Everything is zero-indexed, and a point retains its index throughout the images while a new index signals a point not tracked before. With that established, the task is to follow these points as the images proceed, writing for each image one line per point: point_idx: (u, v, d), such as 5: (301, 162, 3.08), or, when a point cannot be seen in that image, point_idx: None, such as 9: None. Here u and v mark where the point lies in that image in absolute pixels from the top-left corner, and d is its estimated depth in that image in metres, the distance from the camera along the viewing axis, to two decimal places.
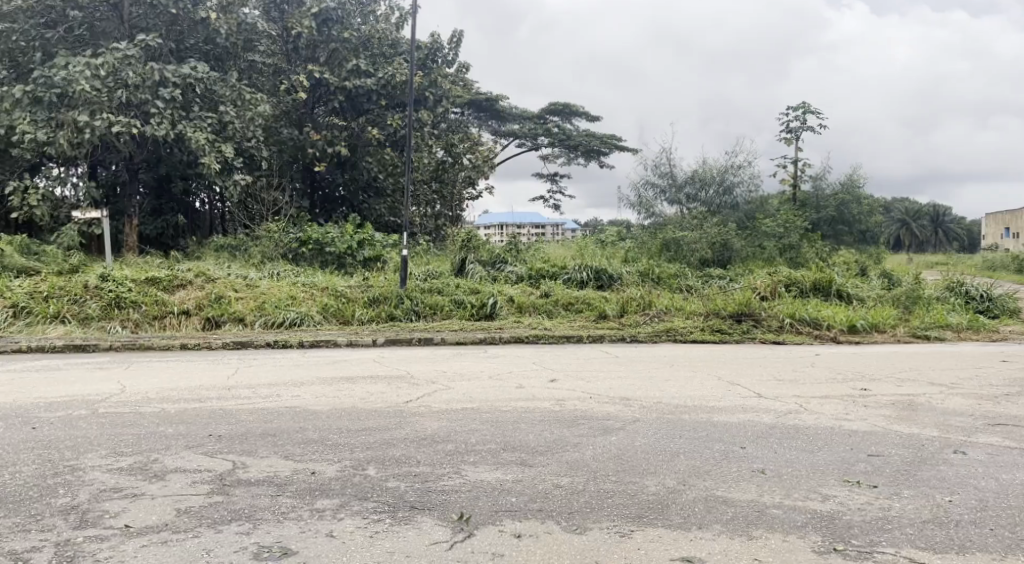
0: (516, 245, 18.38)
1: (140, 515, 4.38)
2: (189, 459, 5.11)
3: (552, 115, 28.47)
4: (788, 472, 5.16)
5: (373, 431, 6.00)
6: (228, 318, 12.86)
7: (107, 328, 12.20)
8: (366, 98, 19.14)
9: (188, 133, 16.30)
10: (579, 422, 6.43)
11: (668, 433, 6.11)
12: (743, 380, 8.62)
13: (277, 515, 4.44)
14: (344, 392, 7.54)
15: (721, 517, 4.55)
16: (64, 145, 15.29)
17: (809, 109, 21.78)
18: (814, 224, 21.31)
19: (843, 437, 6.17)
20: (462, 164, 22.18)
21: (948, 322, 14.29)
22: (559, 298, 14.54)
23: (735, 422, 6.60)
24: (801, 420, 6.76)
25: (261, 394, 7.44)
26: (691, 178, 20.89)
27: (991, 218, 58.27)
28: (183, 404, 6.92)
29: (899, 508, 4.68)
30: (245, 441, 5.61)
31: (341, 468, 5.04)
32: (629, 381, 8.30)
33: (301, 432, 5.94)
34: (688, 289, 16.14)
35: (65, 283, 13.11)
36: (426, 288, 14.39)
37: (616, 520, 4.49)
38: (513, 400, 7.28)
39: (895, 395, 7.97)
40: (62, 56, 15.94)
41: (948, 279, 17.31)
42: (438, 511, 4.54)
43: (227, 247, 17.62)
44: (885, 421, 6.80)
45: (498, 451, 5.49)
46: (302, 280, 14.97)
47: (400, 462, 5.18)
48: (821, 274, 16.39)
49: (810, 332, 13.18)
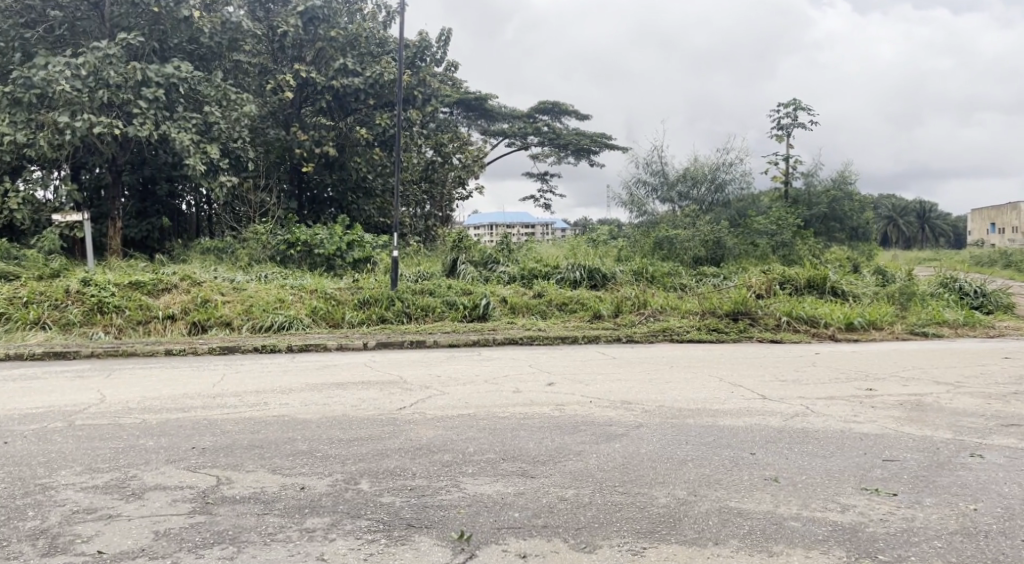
0: (507, 244, 18.09)
1: (116, 538, 4.09)
2: (170, 475, 4.82)
3: (541, 114, 28.20)
4: (804, 480, 4.91)
5: (365, 441, 5.71)
6: (214, 322, 12.55)
7: (89, 334, 11.89)
8: (354, 98, 18.82)
9: (172, 134, 15.99)
10: (580, 428, 6.17)
11: (673, 439, 5.85)
12: (746, 382, 8.38)
13: (264, 536, 4.16)
14: (334, 400, 7.24)
15: (737, 531, 4.30)
16: (45, 147, 15.01)
17: (800, 105, 21.60)
18: (807, 221, 21.08)
19: (855, 441, 5.93)
20: (450, 163, 21.90)
21: (945, 319, 14.11)
22: (553, 298, 14.29)
23: (742, 426, 6.35)
24: (810, 423, 6.51)
25: (247, 402, 7.13)
26: (682, 176, 20.67)
27: (978, 213, 58.38)
28: (166, 415, 6.61)
29: (923, 518, 4.43)
30: (229, 454, 5.32)
31: (332, 482, 4.76)
32: (629, 384, 8.04)
33: (290, 443, 5.65)
34: (682, 287, 15.93)
35: (46, 288, 12.78)
36: (417, 289, 14.14)
37: (627, 537, 4.23)
38: (510, 406, 7.01)
39: (903, 396, 7.73)
40: (42, 56, 15.59)
41: (941, 275, 17.15)
42: (437, 529, 4.26)
43: (213, 250, 17.29)
44: (896, 423, 6.56)
45: (497, 461, 5.22)
46: (290, 282, 14.66)
47: (395, 475, 4.91)
48: (816, 271, 16.17)
49: (808, 331, 12.95)
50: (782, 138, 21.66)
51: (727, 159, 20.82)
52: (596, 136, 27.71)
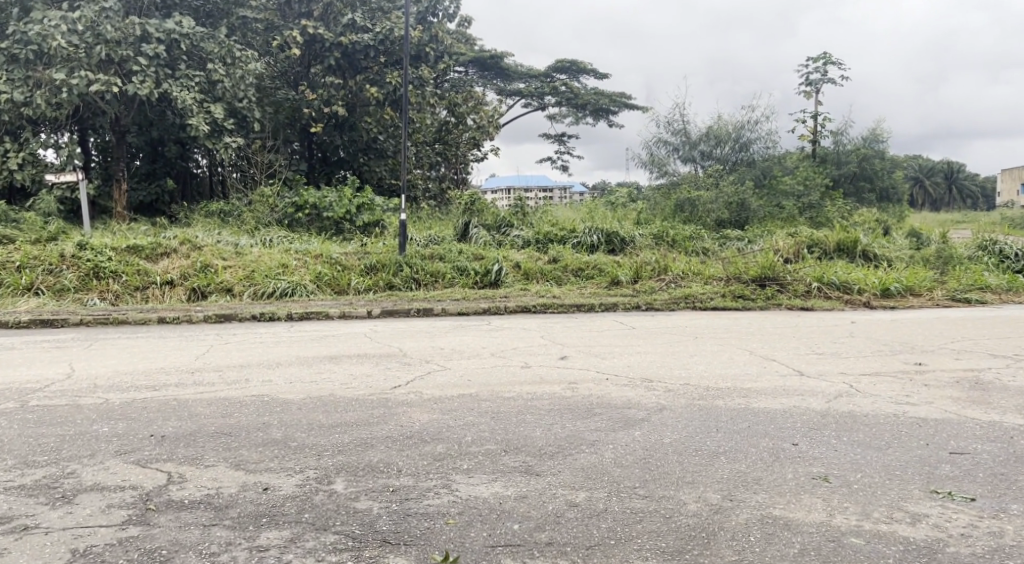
0: (522, 206, 17.29)
1: (22, 560, 3.43)
2: (116, 471, 4.11)
3: (558, 73, 27.06)
4: (860, 480, 4.14)
5: (349, 428, 4.99)
6: (215, 289, 11.87)
7: (83, 300, 11.26)
8: (364, 55, 17.86)
9: (174, 93, 15.21)
10: (595, 412, 5.43)
11: (702, 426, 5.09)
12: (780, 355, 7.61)
13: (204, 558, 3.47)
14: (324, 377, 6.52)
15: (785, 552, 3.56)
16: (42, 106, 14.30)
17: (830, 59, 20.46)
18: (836, 182, 20.00)
19: (913, 428, 5.13)
20: (464, 124, 21.07)
21: (987, 284, 13.17)
22: (569, 264, 13.48)
23: (780, 410, 5.57)
24: (856, 406, 5.71)
25: (226, 379, 6.42)
26: (705, 135, 19.82)
27: (1009, 174, 56.49)
28: (133, 394, 5.90)
29: (1013, 533, 3.68)
30: (190, 444, 4.61)
31: (302, 481, 4.06)
32: (651, 359, 7.28)
33: (263, 430, 4.94)
34: (705, 251, 15.08)
35: (40, 252, 12.12)
36: (427, 254, 13.38)
37: (650, 559, 3.51)
38: (517, 384, 6.27)
39: (957, 371, 6.93)
40: (38, 10, 14.80)
41: (980, 237, 16.09)
42: (417, 548, 3.55)
43: (217, 211, 16.58)
44: (956, 405, 5.77)
45: (497, 454, 4.52)
46: (294, 246, 13.93)
47: (377, 472, 4.20)
48: (845, 233, 15.23)
49: (840, 297, 12.10)
50: (811, 94, 20.56)
51: (753, 117, 19.93)
52: (615, 96, 26.83)
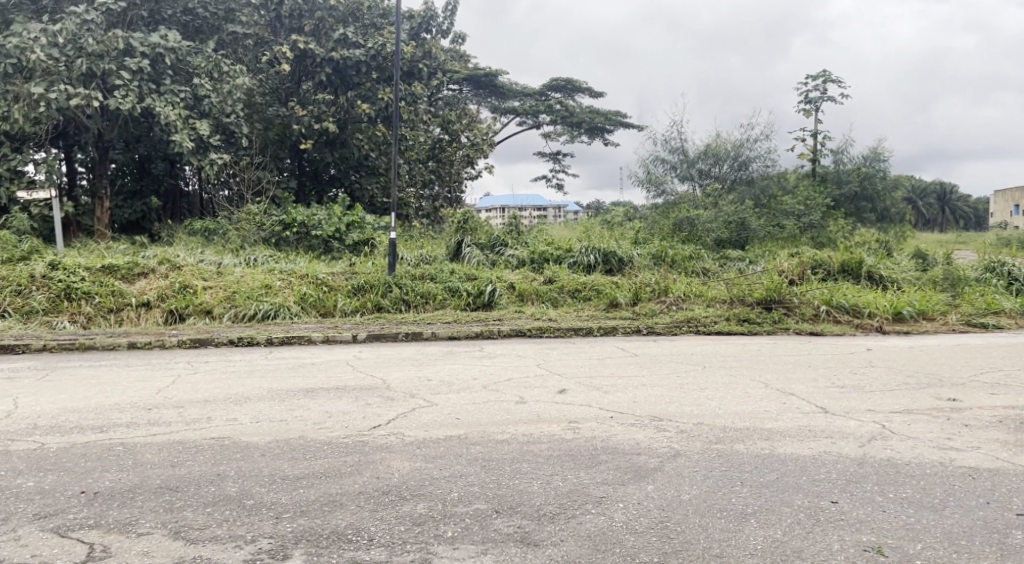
0: (516, 226, 16.65)
1: None
2: (26, 544, 3.67)
3: (553, 91, 26.58)
4: (921, 554, 3.70)
5: (315, 482, 4.28)
6: (193, 311, 11.15)
7: (53, 323, 10.53)
8: (355, 71, 17.14)
9: (157, 108, 14.46)
10: (601, 459, 4.74)
11: (724, 478, 4.40)
12: (798, 389, 6.95)
13: None
14: (297, 415, 5.82)
15: None
16: (19, 120, 13.55)
17: (829, 77, 19.99)
18: (836, 202, 19.42)
19: (966, 479, 4.50)
20: (458, 141, 20.53)
21: (1001, 308, 12.54)
22: (564, 285, 12.84)
23: (810, 456, 4.89)
24: (895, 453, 5.02)
25: (186, 418, 5.73)
26: (703, 153, 19.25)
27: (1001, 195, 56.32)
28: (77, 437, 5.18)
29: None
30: (127, 503, 3.99)
31: (252, 555, 3.62)
32: (659, 394, 6.60)
33: (217, 484, 4.25)
34: (706, 273, 14.46)
35: (8, 272, 11.36)
36: (417, 274, 12.68)
37: None
38: (511, 424, 5.58)
39: (997, 409, 6.26)
40: (17, 23, 14.17)
41: (988, 258, 15.47)
42: None
43: (201, 230, 15.81)
44: (1007, 452, 5.11)
45: (487, 516, 3.92)
46: (279, 266, 13.19)
47: (345, 542, 3.71)
48: (850, 254, 14.63)
49: (850, 322, 11.44)
50: (810, 112, 20.06)
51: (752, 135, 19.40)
52: (612, 114, 26.34)
